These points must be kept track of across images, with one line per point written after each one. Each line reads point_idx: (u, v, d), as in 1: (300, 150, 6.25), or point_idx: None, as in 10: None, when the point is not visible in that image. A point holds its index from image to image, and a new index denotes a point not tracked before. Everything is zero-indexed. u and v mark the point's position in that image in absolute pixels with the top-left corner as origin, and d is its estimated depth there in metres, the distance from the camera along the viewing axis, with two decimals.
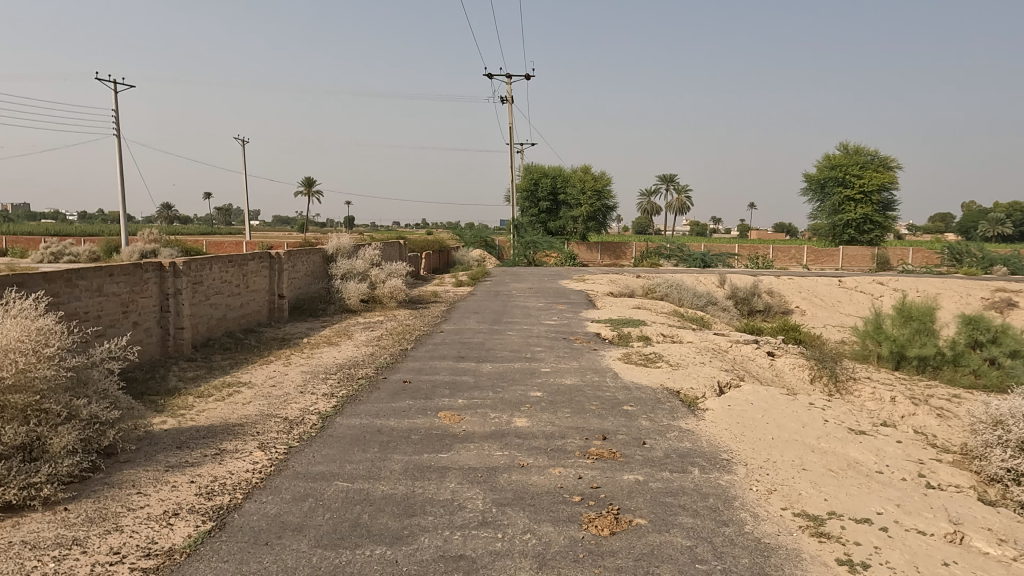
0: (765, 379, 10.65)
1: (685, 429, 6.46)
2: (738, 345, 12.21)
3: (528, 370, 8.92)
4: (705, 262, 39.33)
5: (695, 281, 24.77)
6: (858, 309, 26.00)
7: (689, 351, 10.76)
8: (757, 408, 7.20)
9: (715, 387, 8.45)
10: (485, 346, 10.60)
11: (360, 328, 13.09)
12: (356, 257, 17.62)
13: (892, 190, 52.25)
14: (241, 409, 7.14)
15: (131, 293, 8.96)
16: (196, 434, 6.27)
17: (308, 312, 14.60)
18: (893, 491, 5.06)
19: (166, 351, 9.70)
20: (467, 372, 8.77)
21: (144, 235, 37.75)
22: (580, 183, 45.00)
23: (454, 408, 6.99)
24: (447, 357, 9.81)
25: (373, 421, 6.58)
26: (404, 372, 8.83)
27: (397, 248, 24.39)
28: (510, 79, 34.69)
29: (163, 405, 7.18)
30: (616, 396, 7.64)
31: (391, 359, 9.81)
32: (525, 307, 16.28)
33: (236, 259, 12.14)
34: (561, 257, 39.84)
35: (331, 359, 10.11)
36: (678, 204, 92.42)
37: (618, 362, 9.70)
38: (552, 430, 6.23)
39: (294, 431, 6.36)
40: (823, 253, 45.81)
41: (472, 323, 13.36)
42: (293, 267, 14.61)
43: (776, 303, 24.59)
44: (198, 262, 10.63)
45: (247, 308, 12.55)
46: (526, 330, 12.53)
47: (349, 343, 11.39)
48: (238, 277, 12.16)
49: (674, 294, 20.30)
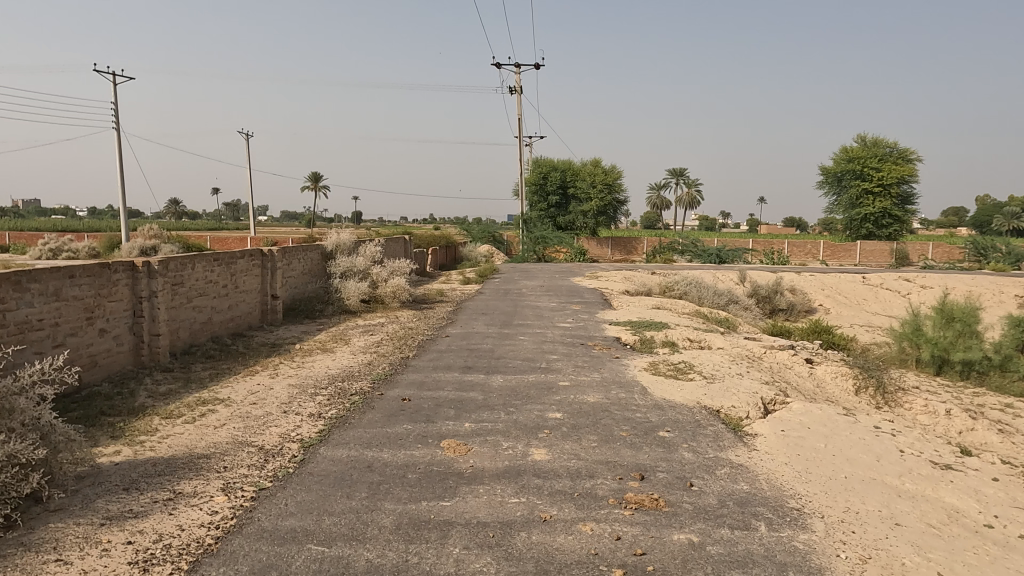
0: (807, 391, 9.51)
1: (737, 464, 5.37)
2: (772, 351, 11.08)
3: (544, 385, 7.84)
4: (720, 258, 38.17)
5: (714, 279, 23.65)
6: (885, 307, 24.78)
7: (722, 359, 9.63)
8: (817, 436, 6.09)
9: (760, 405, 7.35)
10: (495, 354, 9.52)
11: (359, 332, 12.05)
12: (357, 254, 16.61)
13: (912, 183, 50.73)
14: (212, 435, 6.11)
15: (96, 297, 7.97)
16: (150, 470, 5.23)
17: (304, 314, 13.56)
18: (1019, 557, 3.96)
19: (139, 361, 8.69)
20: (474, 387, 7.70)
21: (144, 231, 36.93)
22: (590, 176, 43.74)
23: (459, 436, 5.92)
24: (453, 367, 8.75)
25: (363, 452, 5.52)
26: (403, 387, 7.76)
27: (403, 243, 23.48)
28: (518, 69, 33.82)
29: (122, 432, 6.16)
30: (648, 419, 6.55)
31: (389, 370, 8.75)
32: (538, 307, 15.22)
33: (222, 257, 11.14)
34: (571, 253, 38.72)
35: (324, 369, 9.08)
36: (688, 198, 91.05)
37: (645, 374, 8.61)
38: (577, 467, 5.15)
39: (268, 465, 5.31)
40: (841, 249, 44.46)
41: (480, 326, 12.28)
42: (288, 264, 13.61)
43: (800, 301, 23.40)
44: (178, 261, 9.62)
45: (236, 310, 11.55)
46: (540, 334, 11.46)
47: (345, 350, 10.33)
48: (224, 277, 11.15)
49: (693, 292, 19.20)
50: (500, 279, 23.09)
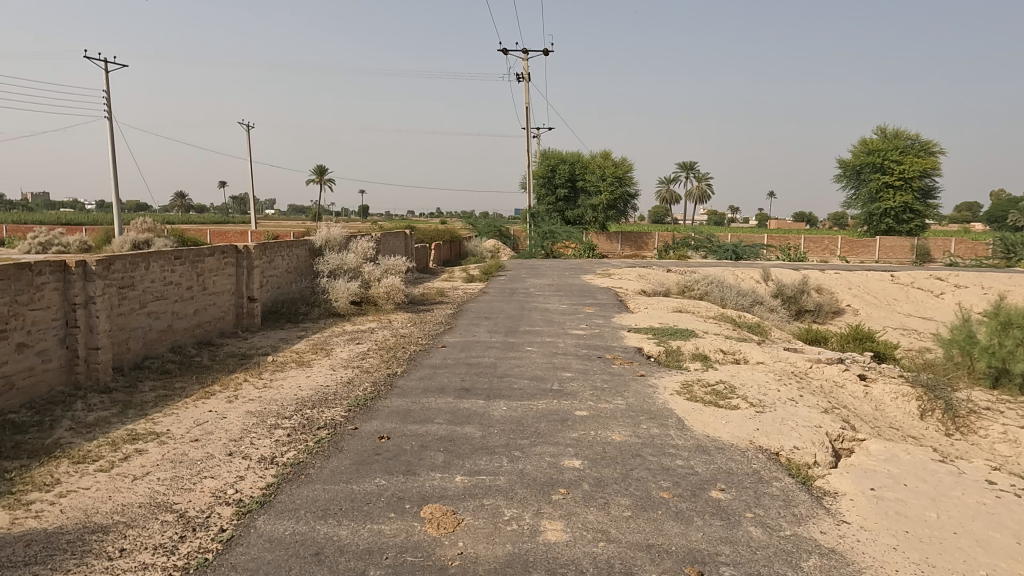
0: (868, 417, 7.99)
1: (828, 549, 3.88)
2: (819, 365, 9.54)
3: (556, 417, 6.34)
4: (736, 254, 36.59)
5: (735, 277, 22.12)
6: (918, 308, 23.18)
7: (767, 379, 8.12)
8: (922, 499, 4.58)
9: (826, 446, 5.86)
10: (497, 372, 8.05)
11: (344, 340, 10.58)
12: (348, 250, 15.20)
13: (934, 177, 48.83)
14: (124, 493, 4.67)
15: (12, 305, 6.55)
16: (17, 553, 3.78)
17: (286, 317, 12.14)
18: None
19: (73, 380, 7.27)
20: (471, 419, 6.24)
21: (138, 224, 35.59)
22: (600, 169, 42.07)
23: (447, 498, 4.45)
24: (447, 389, 7.28)
25: (314, 526, 4.06)
26: (382, 418, 6.30)
27: (402, 239, 22.09)
28: (526, 55, 32.26)
29: (9, 487, 4.73)
30: (694, 470, 5.07)
31: (371, 392, 7.31)
32: (547, 310, 13.75)
33: (186, 254, 9.71)
34: (579, 248, 37.72)
35: (294, 389, 7.64)
36: (699, 192, 89.24)
37: (678, 401, 7.13)
38: (609, 558, 3.67)
39: (181, 547, 3.86)
40: (859, 244, 42.83)
41: (482, 334, 10.83)
42: (268, 262, 12.18)
43: (828, 301, 21.80)
44: (126, 260, 8.20)
45: (204, 315, 10.15)
46: (550, 345, 9.99)
47: (323, 364, 8.88)
48: (188, 277, 9.72)
49: (715, 292, 17.72)
50: (506, 277, 21.72)
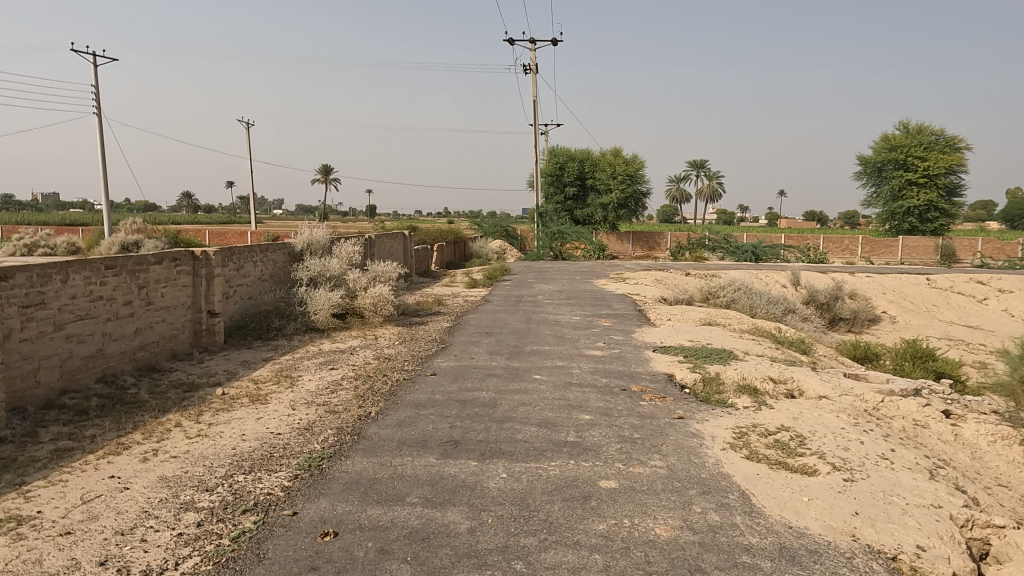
0: (975, 473, 6.20)
1: None
2: (894, 399, 7.73)
3: (574, 493, 4.58)
4: (755, 256, 34.81)
5: (762, 281, 20.33)
6: (960, 316, 21.27)
7: (843, 424, 6.35)
8: None
9: (960, 545, 4.11)
10: (496, 416, 6.30)
11: (316, 364, 8.88)
12: (333, 255, 13.51)
13: (961, 174, 46.71)
14: None
15: None
16: None
17: (255, 334, 10.46)
18: None
19: None
20: (457, 497, 4.51)
21: (126, 224, 33.97)
22: (610, 166, 40.19)
23: None
24: (431, 443, 5.55)
25: None
26: (336, 493, 4.59)
27: (399, 240, 20.33)
28: (534, 45, 30.64)
29: None
30: None
31: (331, 446, 5.60)
32: (558, 324, 12.01)
33: (121, 262, 8.04)
34: (589, 248, 35.85)
35: (235, 439, 5.94)
36: (708, 190, 87.17)
37: (736, 461, 5.37)
38: None
39: None
40: (881, 245, 40.94)
41: (481, 357, 9.10)
42: (234, 269, 10.51)
43: (863, 307, 19.98)
44: (30, 271, 6.55)
45: (147, 335, 8.50)
46: (563, 372, 8.27)
47: (283, 400, 7.18)
48: (124, 290, 8.05)
49: (743, 300, 15.96)
50: (512, 282, 20.01)
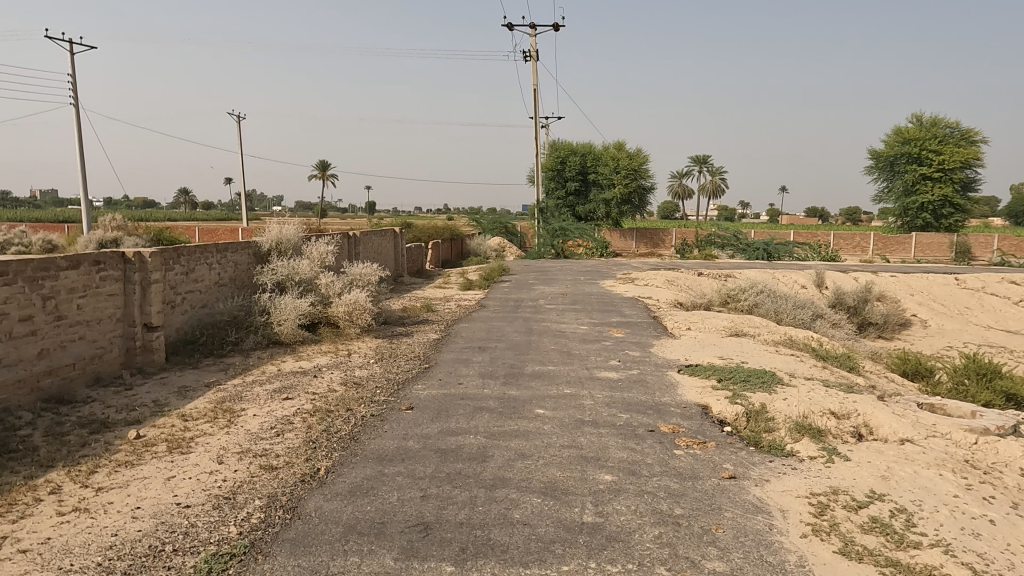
0: None
1: None
2: (994, 440, 6.07)
3: None
4: (767, 253, 33.14)
5: (782, 282, 18.68)
6: (995, 319, 19.61)
7: (955, 490, 4.68)
8: None
9: None
10: (486, 480, 4.64)
11: (269, 392, 7.23)
12: (305, 255, 11.84)
13: (976, 168, 45.00)
14: None
15: None
16: None
17: (204, 349, 8.82)
18: None
19: None
20: None
21: (107, 221, 32.21)
22: (614, 161, 38.47)
23: None
24: (391, 531, 3.90)
25: None
26: None
27: (389, 239, 18.66)
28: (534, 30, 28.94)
29: None
30: None
31: (250, 533, 3.95)
32: (563, 335, 10.36)
33: (17, 267, 6.39)
34: (593, 246, 34.14)
35: (121, 515, 4.28)
36: (712, 186, 85.41)
37: (831, 559, 3.71)
38: None
39: None
40: (895, 242, 39.13)
41: (471, 382, 7.44)
42: (180, 273, 8.86)
43: (893, 310, 18.34)
44: None
45: (57, 357, 6.86)
46: (572, 405, 6.61)
47: (212, 447, 5.53)
48: (19, 302, 6.40)
49: (768, 305, 14.28)
50: (511, 284, 18.34)
